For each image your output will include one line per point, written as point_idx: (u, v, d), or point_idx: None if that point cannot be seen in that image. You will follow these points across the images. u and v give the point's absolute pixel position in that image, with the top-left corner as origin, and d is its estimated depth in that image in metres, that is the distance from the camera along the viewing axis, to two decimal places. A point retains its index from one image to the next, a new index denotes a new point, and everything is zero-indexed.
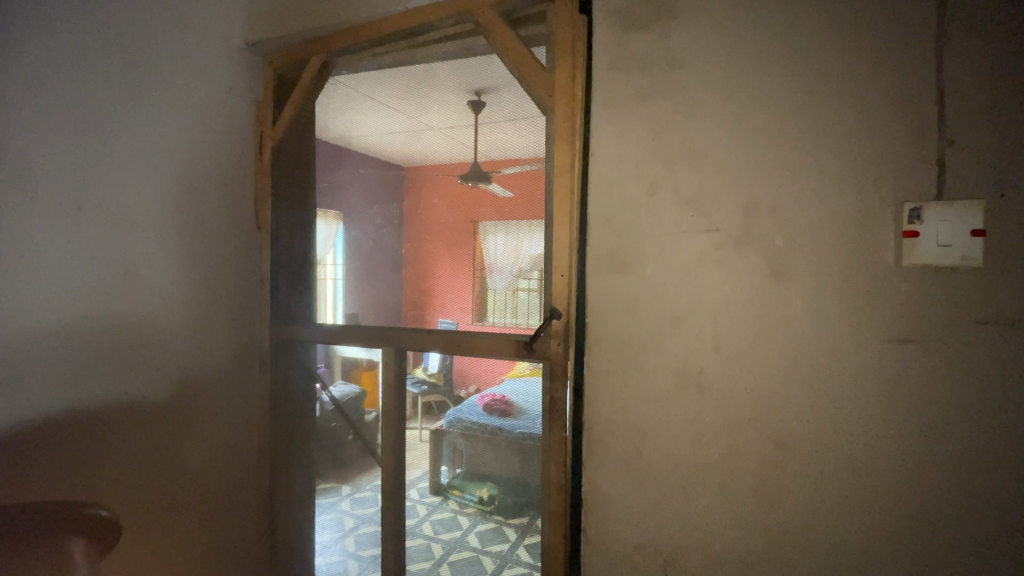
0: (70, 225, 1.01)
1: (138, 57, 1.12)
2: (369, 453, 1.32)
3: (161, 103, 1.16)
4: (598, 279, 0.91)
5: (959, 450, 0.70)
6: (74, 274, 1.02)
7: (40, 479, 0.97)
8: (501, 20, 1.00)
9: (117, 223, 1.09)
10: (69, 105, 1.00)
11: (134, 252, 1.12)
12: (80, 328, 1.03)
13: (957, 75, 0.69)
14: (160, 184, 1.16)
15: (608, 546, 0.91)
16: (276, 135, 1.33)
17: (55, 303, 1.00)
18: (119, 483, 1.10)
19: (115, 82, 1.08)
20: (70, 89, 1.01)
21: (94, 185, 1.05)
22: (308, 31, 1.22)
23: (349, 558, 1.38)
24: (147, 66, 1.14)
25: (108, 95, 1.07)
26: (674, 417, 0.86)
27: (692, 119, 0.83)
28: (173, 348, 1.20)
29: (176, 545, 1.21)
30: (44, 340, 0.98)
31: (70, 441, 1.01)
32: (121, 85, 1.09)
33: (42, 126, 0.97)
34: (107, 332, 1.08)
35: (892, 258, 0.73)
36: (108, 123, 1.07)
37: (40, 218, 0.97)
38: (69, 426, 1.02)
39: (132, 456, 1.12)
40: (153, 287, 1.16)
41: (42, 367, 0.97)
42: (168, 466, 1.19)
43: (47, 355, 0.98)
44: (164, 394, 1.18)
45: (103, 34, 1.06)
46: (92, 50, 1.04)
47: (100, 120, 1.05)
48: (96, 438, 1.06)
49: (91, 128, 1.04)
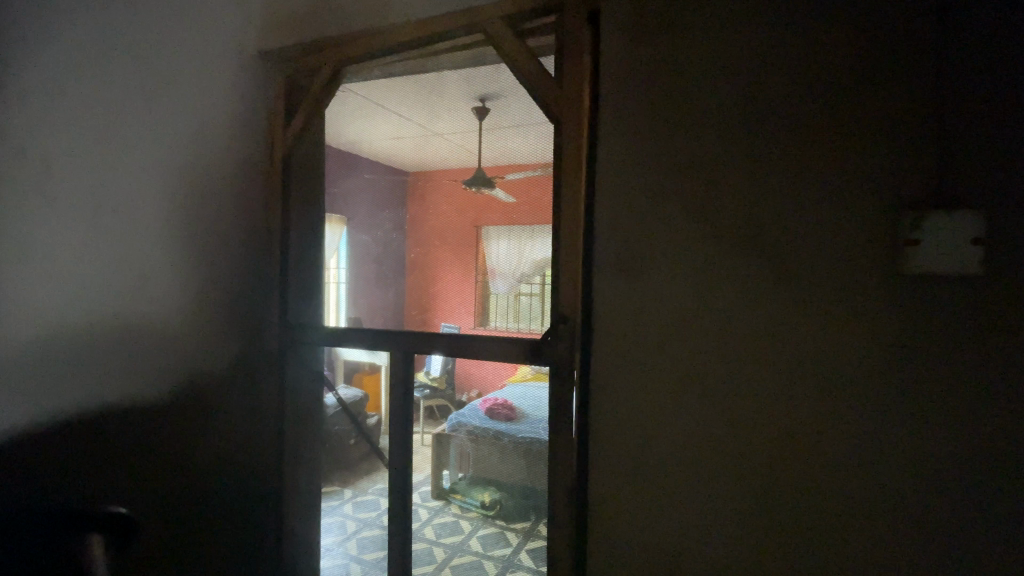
0: (96, 231, 1.16)
1: (159, 78, 1.24)
2: (374, 454, 1.26)
3: (165, 117, 1.25)
4: (604, 284, 0.92)
5: (951, 454, 0.71)
6: (64, 272, 1.12)
7: (124, 445, 1.21)
8: (509, 30, 1.02)
9: (132, 229, 1.21)
10: (108, 129, 1.17)
11: (146, 256, 1.23)
12: (136, 323, 1.23)
13: (957, 85, 0.70)
14: (174, 194, 1.26)
15: (613, 548, 0.92)
16: (288, 143, 1.30)
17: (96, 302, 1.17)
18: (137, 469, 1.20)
19: (135, 101, 1.21)
20: (57, 107, 1.10)
21: (117, 196, 1.18)
22: (318, 39, 1.25)
23: (352, 561, 1.28)
24: (168, 85, 1.25)
25: (129, 115, 1.20)
26: (679, 421, 0.87)
27: (696, 127, 0.85)
28: (185, 347, 1.29)
29: (192, 529, 1.30)
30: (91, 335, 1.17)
31: (138, 418, 1.23)
32: (139, 103, 1.22)
33: (48, 139, 1.09)
34: (145, 327, 1.24)
35: (895, 265, 0.74)
36: (127, 140, 1.20)
37: (42, 221, 1.09)
38: (134, 406, 1.23)
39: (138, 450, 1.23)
40: (160, 290, 1.26)
41: (104, 353, 1.18)
42: (182, 455, 1.28)
43: (46, 353, 1.11)
44: (174, 389, 1.28)
45: (126, 60, 1.19)
46: (118, 75, 1.18)
47: (106, 137, 1.16)
48: (144, 419, 1.24)
49: (115, 145, 1.18)
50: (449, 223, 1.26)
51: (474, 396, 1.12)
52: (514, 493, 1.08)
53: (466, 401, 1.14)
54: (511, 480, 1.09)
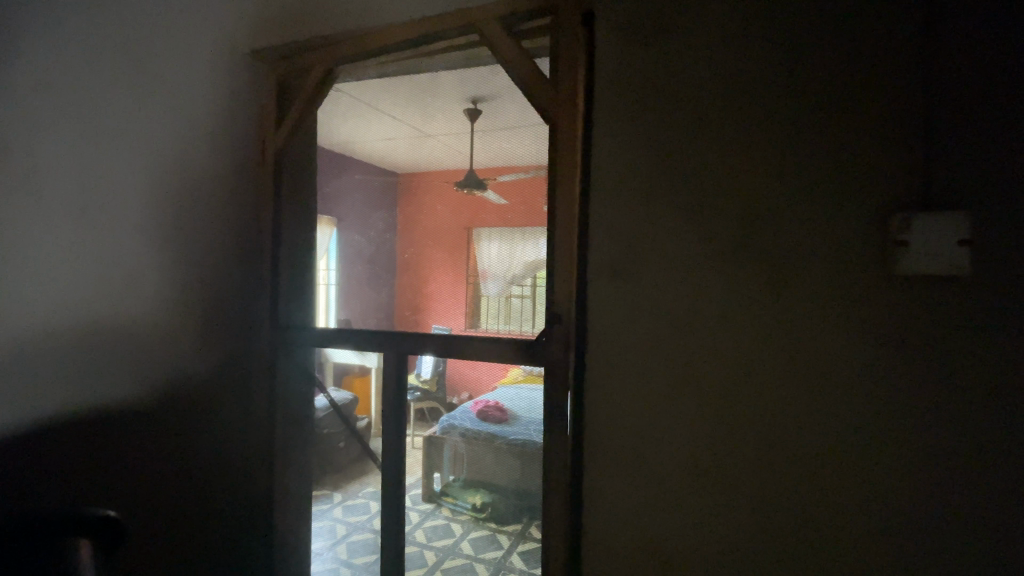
0: (82, 225, 1.23)
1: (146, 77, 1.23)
2: (366, 455, 1.26)
3: (153, 116, 1.26)
4: (598, 285, 0.92)
5: (942, 451, 0.72)
6: (60, 266, 1.22)
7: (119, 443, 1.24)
8: (503, 31, 1.02)
9: (115, 221, 1.24)
10: (100, 124, 1.23)
11: (128, 250, 1.26)
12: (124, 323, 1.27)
13: (946, 90, 0.72)
14: (157, 190, 1.26)
15: (608, 546, 0.93)
16: (279, 143, 1.26)
17: (81, 294, 1.24)
18: (121, 461, 1.24)
19: (129, 94, 1.26)
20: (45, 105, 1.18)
21: (103, 190, 1.23)
22: (313, 39, 1.23)
23: (342, 566, 1.26)
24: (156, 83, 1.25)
25: (119, 106, 1.25)
26: (672, 421, 0.88)
27: (690, 131, 0.86)
28: (170, 346, 1.28)
29: (176, 531, 1.28)
30: (87, 326, 1.24)
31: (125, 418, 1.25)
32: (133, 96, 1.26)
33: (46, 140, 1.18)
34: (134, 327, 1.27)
35: (884, 265, 0.75)
36: (112, 131, 1.24)
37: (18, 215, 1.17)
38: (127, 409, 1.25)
39: (133, 448, 1.24)
40: (149, 287, 1.26)
41: (99, 347, 1.25)
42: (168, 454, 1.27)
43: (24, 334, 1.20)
44: (160, 389, 1.27)
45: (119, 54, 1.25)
46: (114, 71, 1.25)
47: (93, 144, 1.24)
48: (133, 420, 1.25)
49: (102, 137, 1.23)
50: (443, 229, 1.29)
51: (466, 398, 1.14)
52: (508, 495, 1.07)
53: (456, 403, 1.19)
54: (505, 482, 1.08)
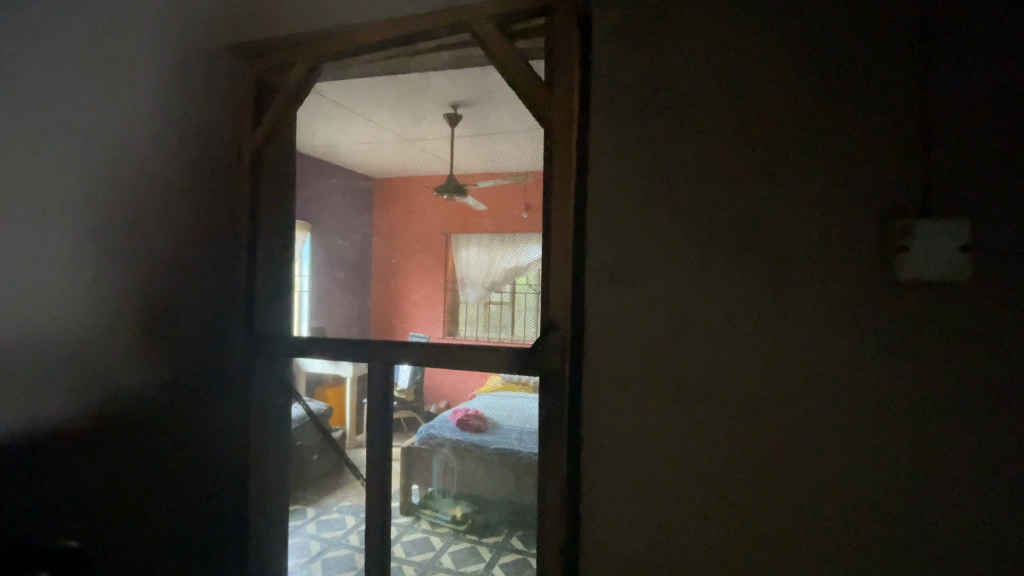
0: (47, 231, 1.07)
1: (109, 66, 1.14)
2: (348, 471, 1.19)
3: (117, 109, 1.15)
4: (597, 290, 0.90)
5: (947, 454, 0.73)
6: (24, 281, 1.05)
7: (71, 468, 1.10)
8: (497, 29, 0.98)
9: (83, 229, 1.10)
10: (64, 117, 1.08)
11: (95, 259, 1.11)
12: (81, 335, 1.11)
13: (943, 98, 0.73)
14: (119, 189, 1.14)
15: (608, 560, 0.90)
16: (257, 143, 1.22)
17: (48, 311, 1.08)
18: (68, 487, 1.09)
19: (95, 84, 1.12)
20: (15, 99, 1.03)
21: (68, 193, 1.08)
22: (296, 33, 1.17)
23: None
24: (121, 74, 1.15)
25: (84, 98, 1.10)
26: (674, 429, 0.86)
27: (690, 134, 0.85)
28: (129, 357, 1.16)
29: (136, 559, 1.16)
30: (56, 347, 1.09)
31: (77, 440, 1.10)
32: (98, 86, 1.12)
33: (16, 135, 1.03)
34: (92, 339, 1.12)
35: (885, 270, 0.75)
36: (81, 126, 1.10)
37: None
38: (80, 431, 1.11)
39: (86, 474, 1.11)
40: (106, 293, 1.13)
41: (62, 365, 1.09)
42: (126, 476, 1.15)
43: None
44: (116, 406, 1.15)
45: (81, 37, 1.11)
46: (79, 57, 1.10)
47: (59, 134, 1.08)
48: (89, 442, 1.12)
49: (68, 130, 1.08)
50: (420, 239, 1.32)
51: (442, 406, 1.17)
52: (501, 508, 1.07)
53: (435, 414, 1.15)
54: (498, 494, 1.07)
